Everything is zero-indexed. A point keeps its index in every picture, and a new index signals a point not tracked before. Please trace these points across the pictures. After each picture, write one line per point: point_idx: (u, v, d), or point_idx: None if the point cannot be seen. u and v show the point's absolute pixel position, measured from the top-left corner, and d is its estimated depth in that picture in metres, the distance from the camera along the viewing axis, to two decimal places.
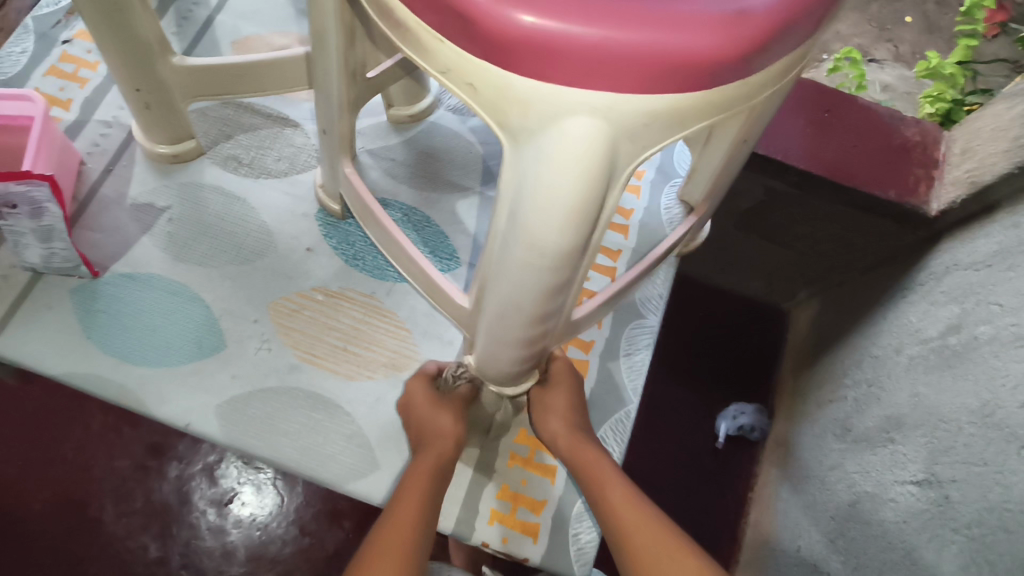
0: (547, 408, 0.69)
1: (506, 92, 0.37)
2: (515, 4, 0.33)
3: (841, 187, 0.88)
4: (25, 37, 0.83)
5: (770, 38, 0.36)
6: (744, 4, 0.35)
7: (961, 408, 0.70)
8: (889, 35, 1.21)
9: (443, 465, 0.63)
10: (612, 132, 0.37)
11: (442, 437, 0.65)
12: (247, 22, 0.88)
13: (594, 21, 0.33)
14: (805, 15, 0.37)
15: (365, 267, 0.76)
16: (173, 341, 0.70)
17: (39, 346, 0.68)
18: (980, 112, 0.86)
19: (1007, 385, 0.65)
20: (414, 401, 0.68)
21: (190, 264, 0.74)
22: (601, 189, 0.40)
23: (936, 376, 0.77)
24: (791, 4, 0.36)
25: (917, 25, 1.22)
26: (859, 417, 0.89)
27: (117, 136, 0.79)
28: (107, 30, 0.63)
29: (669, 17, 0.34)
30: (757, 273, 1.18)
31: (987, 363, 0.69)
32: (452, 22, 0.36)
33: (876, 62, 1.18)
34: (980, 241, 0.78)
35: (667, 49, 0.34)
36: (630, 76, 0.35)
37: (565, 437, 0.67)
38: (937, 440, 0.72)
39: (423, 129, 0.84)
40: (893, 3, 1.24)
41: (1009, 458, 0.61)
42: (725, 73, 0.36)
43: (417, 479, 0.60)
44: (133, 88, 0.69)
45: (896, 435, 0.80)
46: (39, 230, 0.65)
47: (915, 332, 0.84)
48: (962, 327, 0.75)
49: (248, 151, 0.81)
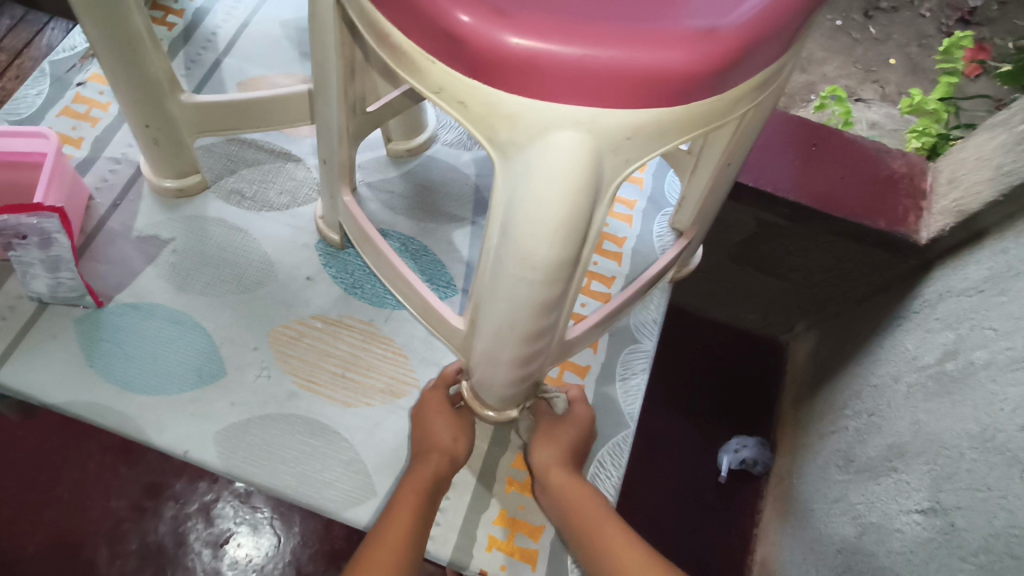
0: (546, 437, 0.69)
1: (495, 109, 0.39)
2: (502, 25, 0.36)
3: (831, 218, 0.90)
4: (41, 80, 0.87)
5: (737, 53, 0.38)
6: (713, 25, 0.37)
7: (962, 434, 0.70)
8: (876, 76, 1.27)
9: (437, 480, 0.64)
10: (595, 145, 0.39)
11: (435, 451, 0.66)
12: (252, 64, 0.93)
13: (573, 39, 0.36)
14: (774, 31, 0.39)
15: (364, 295, 0.78)
16: (175, 368, 0.71)
17: (41, 375, 0.69)
18: (962, 143, 0.89)
19: (1006, 409, 0.65)
20: (427, 407, 0.69)
21: (192, 294, 0.75)
22: (589, 201, 0.41)
23: (936, 403, 0.77)
24: (760, 21, 0.38)
25: (902, 66, 1.28)
26: (861, 447, 0.88)
27: (125, 173, 0.82)
28: (119, 71, 0.66)
29: (644, 37, 0.36)
30: (754, 305, 1.19)
31: (985, 388, 0.69)
32: (442, 43, 0.38)
33: (863, 101, 1.23)
34: (970, 267, 0.80)
35: (642, 65, 0.36)
36: (610, 91, 0.37)
37: (557, 464, 0.67)
38: (940, 467, 0.72)
39: (421, 162, 0.87)
40: (878, 46, 1.30)
41: (1012, 482, 0.61)
42: (700, 86, 0.39)
43: (408, 495, 0.62)
44: (142, 123, 0.72)
45: (899, 464, 0.79)
46: (47, 260, 0.67)
47: (913, 359, 0.85)
48: (958, 352, 0.76)
49: (251, 185, 0.83)
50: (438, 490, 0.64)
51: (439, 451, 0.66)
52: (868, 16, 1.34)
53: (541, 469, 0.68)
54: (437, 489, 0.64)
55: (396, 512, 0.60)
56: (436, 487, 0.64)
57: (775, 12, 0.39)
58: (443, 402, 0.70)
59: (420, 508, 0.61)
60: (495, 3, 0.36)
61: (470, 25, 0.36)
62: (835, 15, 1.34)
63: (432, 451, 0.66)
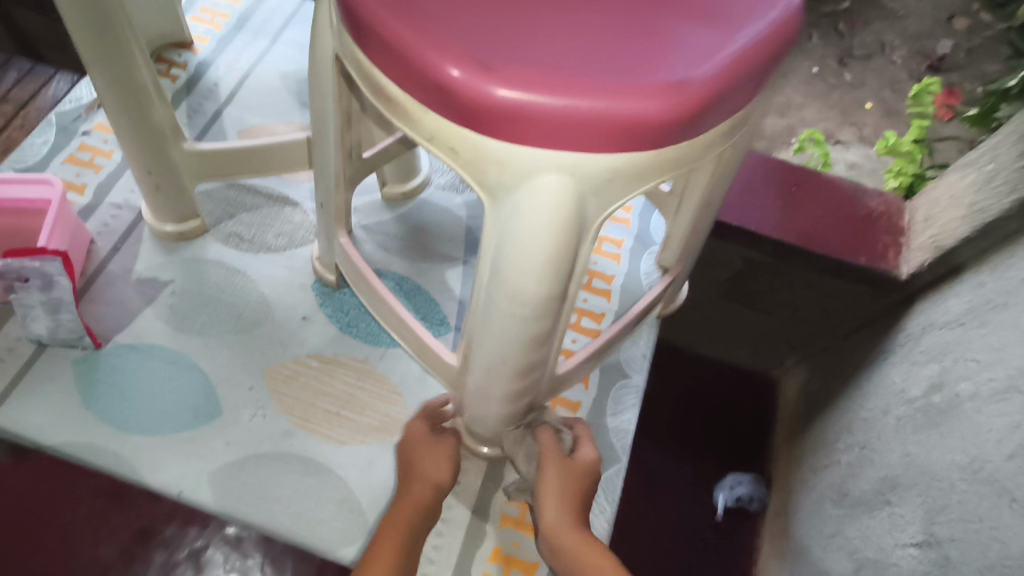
0: (552, 495, 0.64)
1: (484, 154, 0.42)
2: (489, 79, 0.39)
3: (813, 255, 0.94)
4: (47, 129, 0.90)
5: (707, 102, 0.41)
6: (684, 76, 0.40)
7: (952, 465, 0.71)
8: (853, 119, 1.32)
9: (420, 516, 0.63)
10: (579, 187, 0.42)
11: (420, 485, 0.65)
12: (252, 113, 0.96)
13: (555, 90, 0.38)
14: (741, 81, 0.42)
15: (358, 334, 0.79)
16: (171, 409, 0.72)
17: (38, 417, 0.69)
18: (936, 182, 0.93)
19: (992, 440, 0.67)
20: (412, 440, 0.68)
21: (190, 334, 0.76)
22: (574, 239, 0.44)
23: (925, 435, 0.78)
24: (728, 72, 0.41)
25: (877, 110, 1.34)
26: (854, 481, 0.89)
27: (126, 217, 0.84)
28: (125, 121, 0.69)
29: (621, 87, 0.39)
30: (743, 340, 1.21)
31: (971, 420, 0.71)
32: (434, 95, 0.41)
33: (842, 143, 1.28)
34: (950, 301, 0.83)
35: (620, 114, 0.39)
36: (590, 137, 0.40)
37: (566, 525, 0.62)
38: (933, 499, 0.73)
39: (415, 204, 0.90)
40: (854, 92, 1.37)
41: (1003, 512, 0.62)
42: (675, 132, 0.41)
43: (388, 534, 0.61)
44: (144, 170, 0.74)
45: (893, 497, 0.80)
46: (49, 302, 0.69)
47: (900, 393, 0.86)
48: (943, 385, 0.78)
49: (249, 228, 0.85)
50: (422, 525, 0.63)
51: (426, 484, 0.65)
52: (843, 63, 1.40)
53: (548, 529, 0.63)
54: (420, 526, 0.63)
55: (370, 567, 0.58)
56: (420, 523, 0.63)
57: (740, 64, 0.42)
58: (425, 434, 0.68)
59: (401, 546, 0.60)
60: (483, 59, 0.39)
61: (460, 79, 0.39)
62: (812, 62, 1.40)
63: (407, 496, 0.64)
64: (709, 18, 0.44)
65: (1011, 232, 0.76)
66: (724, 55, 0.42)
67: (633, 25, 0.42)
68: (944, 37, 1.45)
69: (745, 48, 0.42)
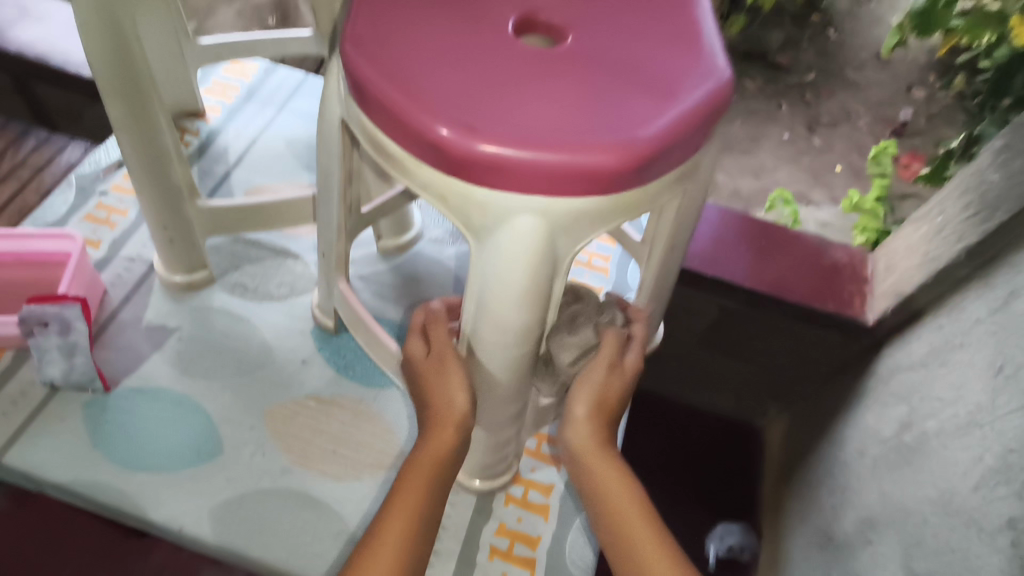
0: (584, 397, 0.63)
1: (469, 199, 0.49)
2: (473, 137, 0.46)
3: (784, 302, 1.01)
4: (67, 190, 0.97)
5: (656, 155, 0.49)
6: (636, 134, 0.48)
7: (924, 500, 0.76)
8: (823, 181, 1.43)
9: (445, 457, 0.58)
10: (551, 227, 0.49)
11: (444, 419, 0.59)
12: (259, 175, 1.05)
13: (527, 146, 0.46)
14: (683, 138, 0.50)
15: (355, 375, 0.84)
16: (174, 447, 0.75)
17: (47, 457, 0.73)
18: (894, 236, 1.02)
19: (959, 473, 0.71)
20: (427, 366, 0.61)
21: (196, 377, 0.81)
22: (547, 272, 0.51)
23: (899, 473, 0.83)
24: (671, 132, 0.49)
25: (847, 172, 1.46)
26: (838, 524, 0.93)
27: (138, 270, 0.90)
28: (147, 182, 0.76)
29: (582, 143, 0.47)
30: (726, 390, 1.27)
31: (938, 455, 0.76)
32: (426, 151, 0.49)
33: (815, 204, 1.39)
34: (913, 343, 0.90)
35: (582, 165, 0.46)
36: (556, 185, 0.47)
37: (593, 444, 0.62)
38: (909, 535, 0.77)
39: (407, 257, 0.97)
40: (822, 156, 1.49)
41: (972, 542, 0.66)
42: (630, 180, 0.49)
43: (413, 482, 0.56)
44: (161, 226, 0.81)
45: (874, 537, 0.84)
46: (65, 346, 0.73)
47: (875, 434, 0.91)
48: (912, 424, 0.83)
49: (253, 278, 0.91)
50: (447, 466, 0.59)
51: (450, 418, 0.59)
52: (812, 130, 1.53)
53: (573, 438, 0.63)
54: (446, 466, 0.58)
55: (390, 520, 0.54)
56: (444, 464, 0.58)
57: (683, 125, 0.50)
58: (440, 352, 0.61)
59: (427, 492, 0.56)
60: (467, 121, 0.47)
61: (449, 136, 0.47)
62: (783, 129, 1.53)
63: (442, 418, 0.59)
64: (656, 88, 0.52)
65: (961, 277, 0.83)
66: (668, 118, 0.50)
67: (592, 95, 0.50)
68: (904, 105, 1.58)
69: (686, 113, 0.51)
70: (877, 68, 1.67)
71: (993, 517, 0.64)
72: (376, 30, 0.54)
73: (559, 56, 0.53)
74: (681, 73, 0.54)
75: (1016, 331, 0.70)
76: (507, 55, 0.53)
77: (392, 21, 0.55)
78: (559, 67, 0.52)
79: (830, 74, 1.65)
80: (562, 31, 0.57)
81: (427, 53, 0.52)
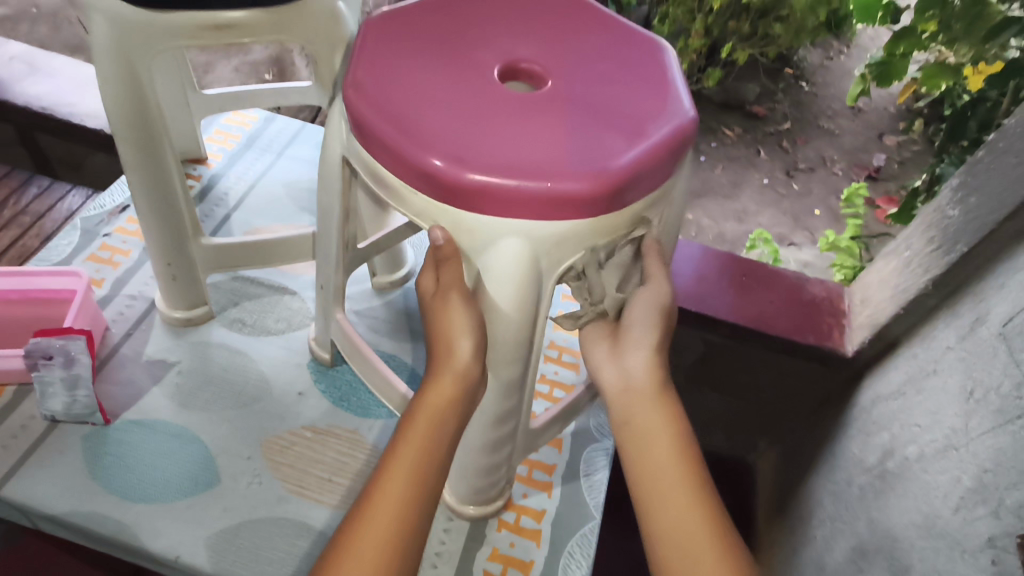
0: (639, 326, 0.61)
1: (460, 223, 0.55)
2: (462, 166, 0.52)
3: (764, 334, 1.05)
4: (72, 233, 1.01)
5: (627, 183, 0.54)
6: (609, 165, 0.53)
7: (910, 525, 0.78)
8: (804, 225, 1.50)
9: (449, 407, 0.57)
10: (534, 248, 0.55)
11: (451, 366, 0.58)
12: (259, 217, 1.09)
13: (512, 177, 0.51)
14: (653, 169, 0.56)
15: (350, 407, 0.86)
16: (172, 478, 0.77)
17: (44, 488, 0.74)
18: (867, 271, 1.06)
19: (940, 496, 0.74)
20: (439, 304, 0.58)
21: (194, 410, 0.83)
22: (532, 291, 0.56)
23: (884, 499, 0.85)
24: (640, 163, 0.55)
25: (825, 216, 1.53)
26: (830, 553, 0.94)
27: (140, 307, 0.93)
28: (156, 220, 0.80)
29: (559, 172, 0.52)
30: (719, 426, 1.32)
31: (920, 479, 0.79)
32: (420, 180, 0.54)
33: (796, 244, 1.45)
34: (891, 373, 0.94)
35: (560, 191, 0.52)
36: (537, 210, 0.52)
37: (649, 380, 0.60)
38: (897, 560, 0.78)
39: (401, 292, 1.01)
40: (801, 200, 1.56)
41: (956, 563, 0.68)
42: (604, 206, 0.54)
43: (415, 433, 0.56)
44: (165, 262, 0.85)
45: (864, 565, 0.85)
46: (68, 378, 0.75)
47: (860, 462, 0.94)
48: (894, 451, 0.86)
49: (252, 314, 0.95)
50: (450, 417, 0.57)
51: (456, 364, 0.58)
52: (790, 175, 1.61)
53: (629, 373, 0.61)
54: (448, 415, 0.57)
55: (391, 470, 0.54)
56: (447, 414, 0.57)
57: (652, 158, 0.55)
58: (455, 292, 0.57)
59: (428, 444, 0.56)
60: (457, 155, 0.53)
61: (439, 167, 0.52)
62: (763, 175, 1.61)
63: (445, 367, 0.58)
64: (628, 125, 0.57)
65: (930, 306, 0.88)
66: (637, 150, 0.55)
67: (570, 131, 0.56)
68: (877, 151, 1.67)
69: (654, 146, 0.56)
70: (849, 116, 1.77)
71: (974, 538, 0.67)
72: (374, 75, 0.59)
73: (540, 96, 0.59)
74: (651, 112, 0.59)
75: (982, 356, 0.74)
76: (493, 96, 0.58)
77: (390, 67, 0.61)
78: (540, 107, 0.58)
79: (804, 122, 1.75)
80: (542, 75, 0.63)
81: (420, 96, 0.58)
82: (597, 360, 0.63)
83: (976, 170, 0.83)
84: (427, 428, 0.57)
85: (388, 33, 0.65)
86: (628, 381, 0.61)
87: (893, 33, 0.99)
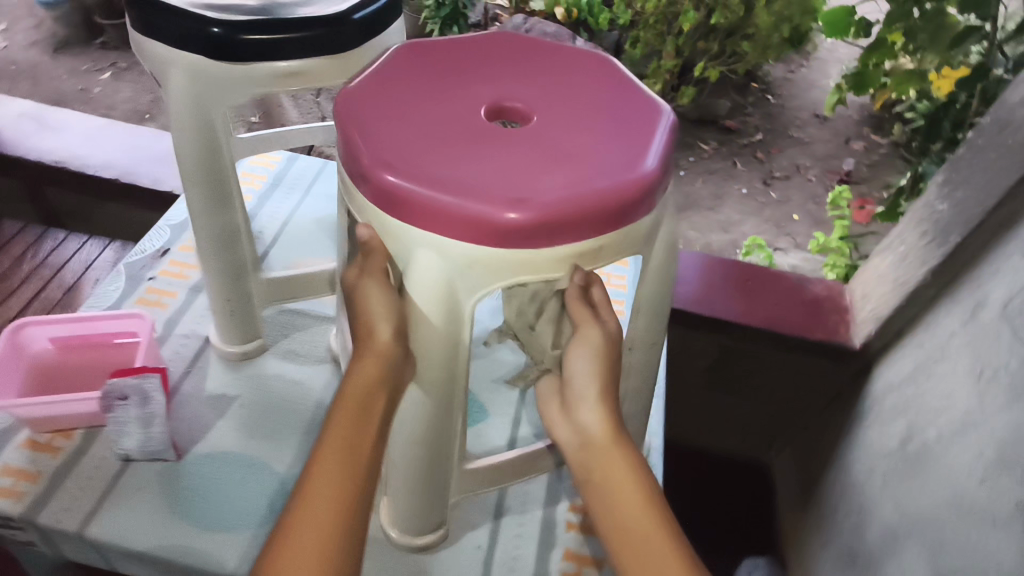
0: (588, 379, 0.61)
1: (387, 228, 0.60)
2: (395, 174, 0.58)
3: (775, 333, 1.12)
4: (118, 278, 1.04)
5: (547, 220, 0.57)
6: (531, 200, 0.57)
7: (939, 504, 0.80)
8: (786, 230, 1.58)
9: (371, 394, 0.58)
10: (446, 264, 0.59)
11: (376, 352, 0.59)
12: (294, 251, 1.13)
13: (437, 191, 0.57)
14: (580, 215, 0.58)
15: None
16: (249, 508, 0.79)
17: (129, 526, 0.76)
18: (864, 268, 1.14)
19: (964, 472, 0.77)
20: (364, 294, 0.61)
21: (258, 439, 0.86)
22: (440, 310, 0.60)
23: (908, 483, 0.87)
24: (569, 203, 0.57)
25: (804, 220, 1.61)
26: (861, 541, 0.95)
27: (194, 344, 0.95)
28: (216, 256, 0.83)
29: (477, 196, 0.57)
30: (734, 430, 1.37)
31: (942, 459, 0.82)
32: (365, 182, 0.60)
33: (782, 250, 1.52)
34: (899, 361, 1.00)
35: (473, 213, 0.56)
36: (449, 226, 0.57)
37: (603, 432, 0.59)
38: (932, 541, 0.79)
39: None
40: (781, 207, 1.64)
41: (989, 535, 0.70)
42: (519, 239, 0.57)
43: (340, 424, 0.56)
44: (223, 297, 0.88)
45: (896, 550, 0.86)
46: (143, 417, 0.77)
47: (878, 449, 0.98)
48: (912, 435, 0.90)
49: (302, 345, 0.98)
50: (371, 405, 0.57)
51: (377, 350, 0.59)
52: (768, 184, 1.70)
53: (585, 429, 0.60)
54: (372, 403, 0.58)
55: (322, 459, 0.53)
56: (367, 402, 0.57)
57: (579, 202, 0.58)
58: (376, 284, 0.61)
59: (351, 436, 0.55)
60: (403, 167, 0.58)
61: (380, 173, 0.58)
62: (742, 185, 1.69)
63: (367, 352, 0.59)
64: (572, 166, 0.61)
65: (930, 296, 0.95)
66: (568, 191, 0.58)
67: (520, 164, 0.60)
68: (848, 157, 1.77)
69: (592, 191, 0.58)
70: (817, 125, 1.87)
71: (1002, 508, 0.69)
72: (368, 95, 0.66)
73: (513, 133, 0.64)
74: (611, 160, 0.62)
75: (987, 337, 0.80)
76: (467, 128, 0.64)
77: (388, 90, 0.68)
78: (506, 140, 0.63)
79: (777, 132, 1.85)
80: (526, 112, 0.68)
81: (402, 117, 0.64)
82: (555, 422, 0.63)
83: (958, 166, 0.91)
84: (352, 417, 0.56)
85: (410, 65, 0.72)
86: (584, 436, 0.59)
87: (866, 46, 1.09)
